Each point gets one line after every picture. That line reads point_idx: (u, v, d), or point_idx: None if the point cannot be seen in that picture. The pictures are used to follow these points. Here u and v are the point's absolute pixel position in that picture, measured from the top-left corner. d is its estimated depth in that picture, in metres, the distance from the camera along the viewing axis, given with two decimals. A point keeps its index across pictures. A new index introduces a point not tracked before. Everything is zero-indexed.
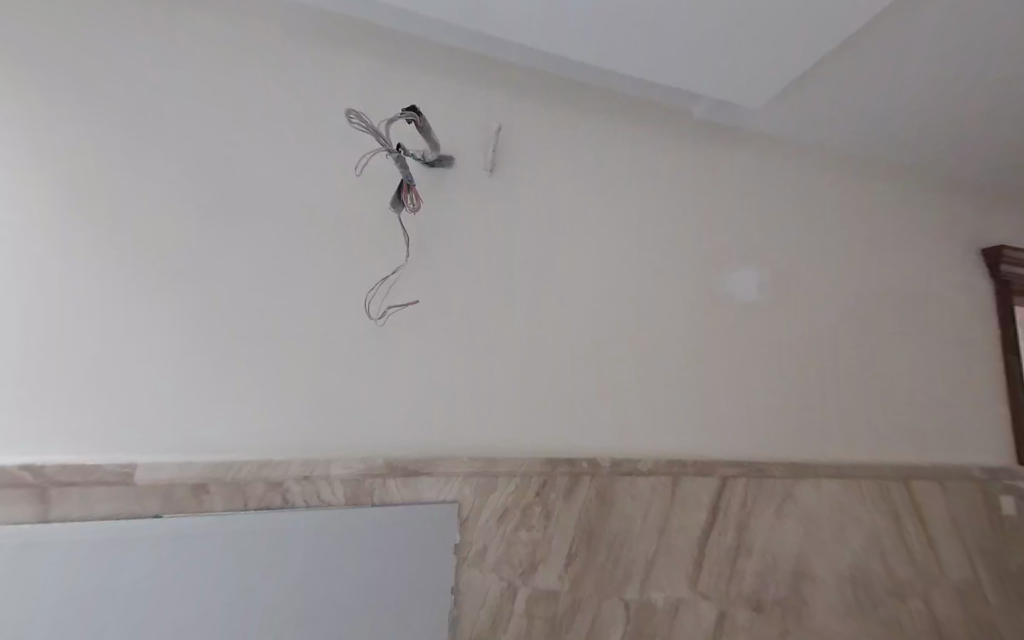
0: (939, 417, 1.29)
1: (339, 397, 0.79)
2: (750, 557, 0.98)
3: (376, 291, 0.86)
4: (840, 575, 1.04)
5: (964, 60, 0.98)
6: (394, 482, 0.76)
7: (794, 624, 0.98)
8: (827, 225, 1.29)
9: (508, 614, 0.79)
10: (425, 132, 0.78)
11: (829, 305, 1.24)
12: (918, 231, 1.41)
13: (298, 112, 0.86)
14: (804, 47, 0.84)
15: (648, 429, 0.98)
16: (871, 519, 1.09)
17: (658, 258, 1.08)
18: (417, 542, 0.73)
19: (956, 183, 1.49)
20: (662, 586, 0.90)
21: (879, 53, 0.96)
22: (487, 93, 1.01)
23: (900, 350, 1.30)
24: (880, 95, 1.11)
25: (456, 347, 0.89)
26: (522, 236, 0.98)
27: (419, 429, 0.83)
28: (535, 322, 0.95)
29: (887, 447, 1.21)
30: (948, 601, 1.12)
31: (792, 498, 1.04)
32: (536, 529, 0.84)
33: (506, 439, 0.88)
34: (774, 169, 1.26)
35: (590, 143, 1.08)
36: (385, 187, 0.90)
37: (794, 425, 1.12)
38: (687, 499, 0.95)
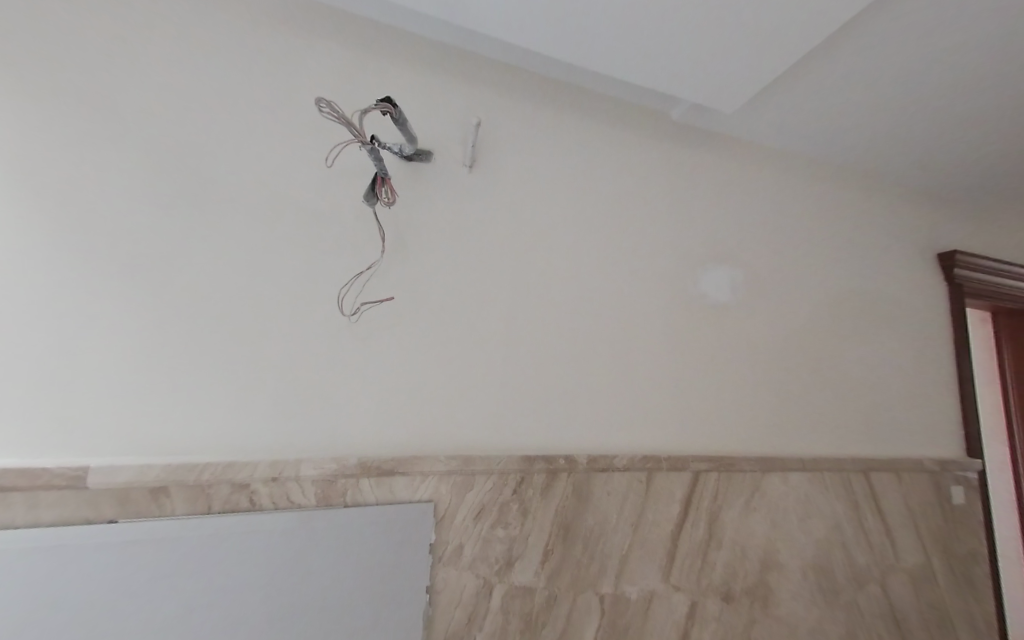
0: (896, 412, 1.37)
1: (310, 396, 0.77)
2: (721, 548, 1.01)
3: (350, 286, 0.84)
4: (804, 564, 1.08)
5: (922, 72, 1.02)
6: (367, 482, 0.74)
7: (761, 611, 1.01)
8: (795, 227, 1.34)
9: (484, 611, 0.79)
10: (401, 124, 0.76)
11: (797, 305, 1.29)
12: (880, 235, 1.48)
13: (267, 100, 0.83)
14: (775, 52, 0.86)
15: (623, 425, 1.00)
16: (834, 509, 1.14)
17: (635, 257, 1.10)
18: (391, 542, 0.72)
19: (915, 189, 1.57)
20: (636, 579, 0.92)
21: (845, 61, 1.00)
22: (465, 87, 1.00)
23: (862, 348, 1.36)
24: (846, 104, 1.15)
25: (432, 344, 0.88)
26: (500, 233, 0.98)
27: (394, 427, 0.82)
28: (513, 320, 0.95)
29: (849, 441, 1.27)
30: (902, 586, 1.19)
31: (760, 491, 1.08)
32: (513, 526, 0.84)
33: (483, 438, 0.88)
34: (747, 172, 1.30)
35: (569, 143, 1.08)
36: (359, 179, 0.87)
37: (763, 420, 1.17)
38: (661, 494, 0.98)
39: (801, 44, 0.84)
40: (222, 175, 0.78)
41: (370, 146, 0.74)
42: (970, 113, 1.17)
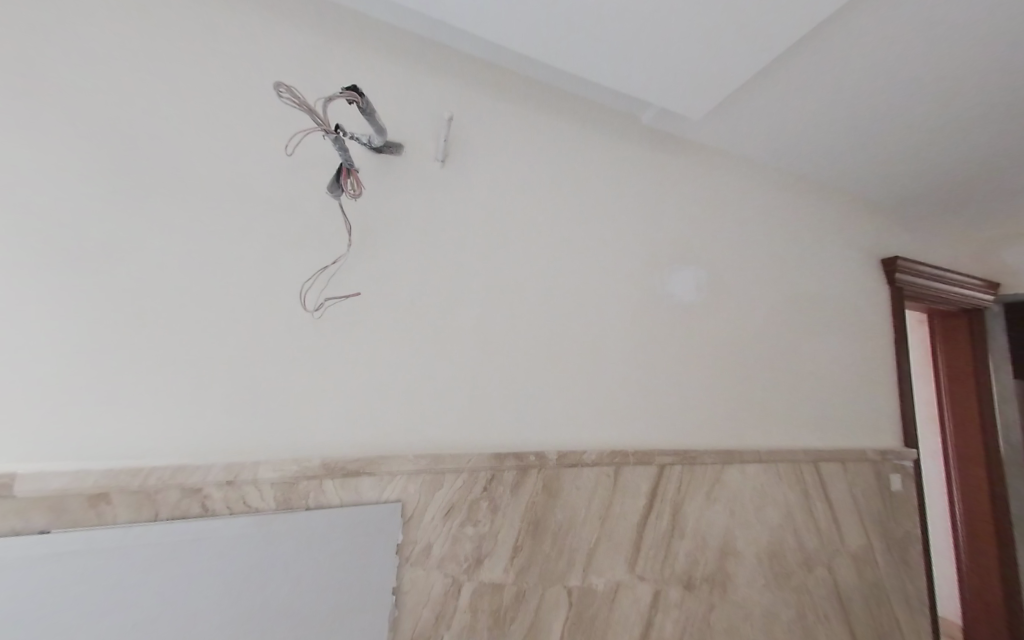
0: (843, 406, 1.46)
1: (270, 396, 0.74)
2: (683, 538, 1.05)
3: (314, 281, 0.81)
4: (759, 551, 1.14)
5: (870, 89, 1.09)
6: (331, 483, 0.72)
7: (720, 597, 1.06)
8: (756, 232, 1.40)
9: (452, 609, 0.79)
10: (368, 115, 0.74)
11: (756, 306, 1.35)
12: (831, 241, 1.57)
13: (224, 82, 0.79)
14: (738, 60, 0.89)
15: (593, 422, 1.02)
16: (787, 498, 1.22)
17: (605, 257, 1.12)
18: (356, 544, 0.71)
19: (864, 199, 1.68)
20: (603, 571, 0.94)
21: (803, 74, 1.05)
22: (437, 81, 0.98)
23: (814, 347, 1.45)
24: (803, 116, 1.22)
25: (401, 342, 0.86)
26: (472, 230, 0.97)
27: (360, 426, 0.80)
28: (484, 317, 0.95)
29: (801, 434, 1.35)
30: (846, 567, 1.28)
31: (721, 482, 1.13)
32: (482, 524, 0.84)
33: (453, 436, 0.87)
34: (712, 177, 1.35)
35: (542, 142, 1.09)
36: (324, 170, 0.84)
37: (724, 415, 1.22)
38: (628, 487, 1.00)
39: (762, 54, 0.87)
40: (173, 162, 0.73)
41: (334, 136, 0.71)
42: (911, 130, 1.26)
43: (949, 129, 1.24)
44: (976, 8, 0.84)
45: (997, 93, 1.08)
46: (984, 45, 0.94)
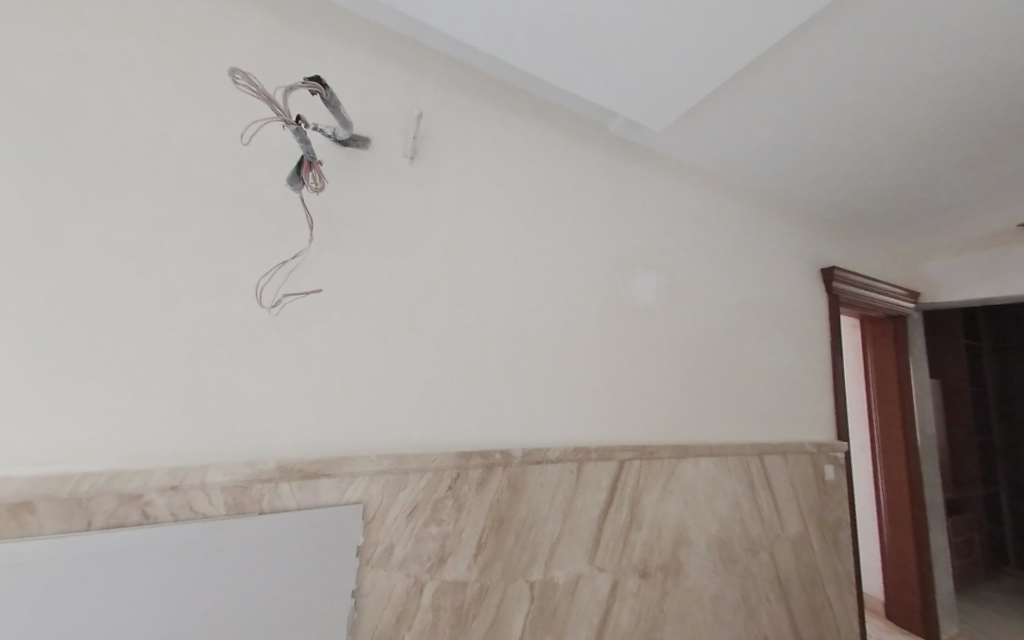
0: (785, 404, 1.59)
1: (221, 397, 0.71)
2: (640, 529, 1.10)
3: (272, 276, 0.77)
4: (709, 539, 1.22)
5: (813, 111, 1.19)
6: (288, 486, 0.70)
7: (673, 583, 1.13)
8: (711, 240, 1.49)
9: (414, 610, 0.78)
10: (332, 107, 0.71)
11: (710, 309, 1.44)
12: (778, 251, 1.70)
13: (174, 64, 0.74)
14: (697, 75, 0.94)
15: (557, 421, 1.05)
16: (735, 488, 1.31)
17: (571, 260, 1.15)
18: (314, 546, 0.69)
19: (808, 214, 1.82)
20: (564, 564, 0.97)
21: (755, 94, 1.12)
22: (406, 78, 0.97)
23: (761, 348, 1.56)
24: (756, 134, 1.30)
25: (365, 341, 0.85)
26: (440, 230, 0.97)
27: (320, 427, 0.78)
28: (451, 317, 0.95)
29: (748, 429, 1.45)
30: (786, 551, 1.39)
31: (676, 475, 1.19)
32: (446, 522, 0.84)
33: (417, 436, 0.87)
34: (673, 187, 1.42)
35: (512, 144, 1.10)
36: (284, 162, 0.81)
37: (679, 412, 1.29)
38: (590, 481, 1.04)
39: (720, 69, 0.93)
40: (114, 148, 0.68)
41: (295, 126, 0.69)
42: (847, 152, 1.38)
43: (879, 153, 1.37)
44: (901, 45, 0.94)
45: (918, 122, 1.21)
46: (907, 79, 1.05)
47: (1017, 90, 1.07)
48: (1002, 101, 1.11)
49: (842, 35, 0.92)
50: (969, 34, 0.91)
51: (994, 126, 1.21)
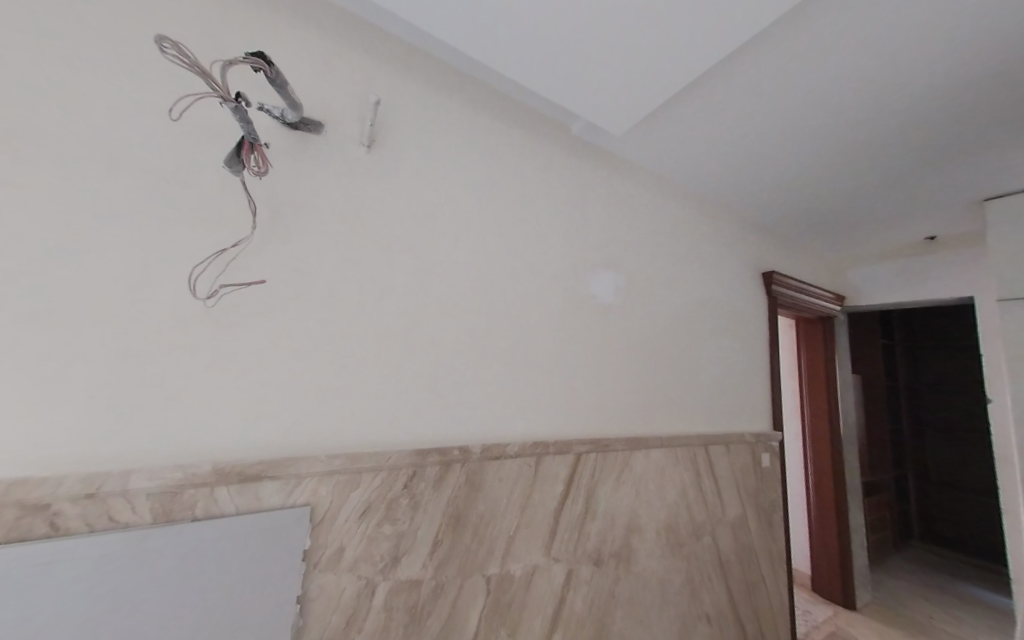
0: (729, 397, 1.71)
1: (150, 395, 0.65)
2: (595, 520, 1.14)
3: (208, 266, 0.72)
4: (659, 525, 1.29)
5: (757, 126, 1.27)
6: (226, 490, 0.66)
7: (624, 570, 1.18)
8: (665, 243, 1.56)
9: (365, 611, 0.77)
10: (278, 87, 0.67)
11: (663, 309, 1.51)
12: (726, 255, 1.82)
13: (94, 27, 0.66)
14: (652, 84, 0.99)
15: (515, 417, 1.06)
16: (682, 477, 1.39)
17: (532, 257, 1.17)
18: (256, 551, 0.66)
19: (753, 221, 1.96)
20: (520, 557, 0.98)
21: (704, 106, 1.19)
22: (365, 64, 0.93)
23: (708, 346, 1.66)
24: (707, 144, 1.38)
25: (315, 336, 0.81)
26: (398, 222, 0.94)
27: (264, 428, 0.74)
28: (409, 313, 0.93)
29: (695, 422, 1.54)
30: (727, 534, 1.49)
31: (628, 467, 1.24)
32: (401, 521, 0.82)
33: (372, 434, 0.84)
34: (630, 190, 1.47)
35: (474, 139, 1.09)
36: (224, 142, 0.75)
37: (633, 406, 1.35)
38: (547, 475, 1.06)
39: (677, 76, 0.96)
40: (19, 115, 0.60)
41: (234, 105, 0.63)
42: (787, 165, 1.49)
43: (814, 168, 1.50)
44: (827, 70, 1.04)
45: (845, 143, 1.34)
46: (833, 102, 1.15)
47: (928, 119, 1.20)
48: (910, 128, 1.25)
49: (785, 54, 0.99)
50: (891, 64, 1.01)
51: (909, 150, 1.35)
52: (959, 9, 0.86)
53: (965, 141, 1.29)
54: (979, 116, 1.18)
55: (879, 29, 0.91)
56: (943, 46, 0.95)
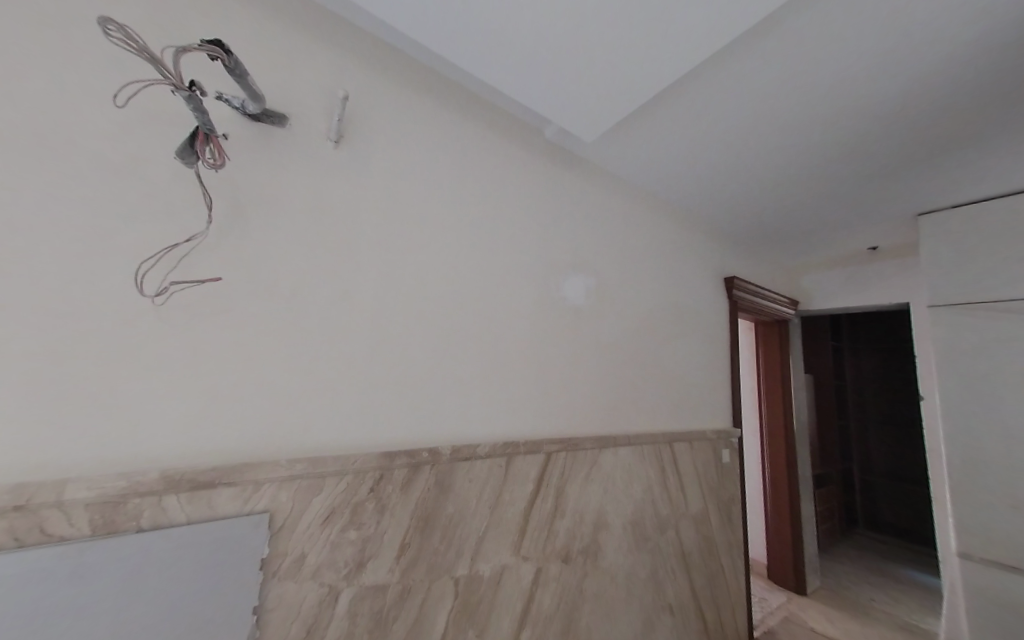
0: (693, 396, 1.78)
1: (90, 398, 0.61)
2: (564, 517, 1.16)
3: (158, 261, 0.68)
4: (625, 520, 1.33)
5: (717, 139, 1.34)
6: (175, 499, 0.63)
7: (591, 566, 1.20)
8: (633, 247, 1.62)
9: (327, 619, 0.75)
10: (237, 77, 0.64)
11: (631, 311, 1.56)
12: (691, 260, 1.90)
13: (31, 6, 0.62)
14: (620, 93, 1.02)
15: (486, 417, 1.07)
16: (648, 474, 1.44)
17: (503, 259, 1.18)
18: (208, 562, 0.63)
19: (716, 228, 2.06)
20: (490, 557, 0.99)
21: (669, 118, 1.24)
22: (334, 59, 0.91)
23: (673, 347, 1.73)
24: (674, 154, 1.43)
25: (278, 337, 0.78)
26: (365, 220, 0.92)
27: (219, 432, 0.70)
28: (378, 314, 0.91)
29: (660, 420, 1.60)
30: (689, 527, 1.56)
31: (597, 465, 1.28)
32: (367, 526, 0.81)
33: (337, 437, 0.82)
34: (600, 196, 1.51)
35: (446, 140, 1.09)
36: (177, 132, 0.71)
37: (602, 406, 1.39)
38: (518, 474, 1.07)
39: (646, 87, 1.00)
40: None
41: (188, 93, 0.60)
42: (747, 177, 1.58)
43: (770, 180, 1.59)
44: (780, 89, 1.11)
45: (797, 157, 1.43)
46: (786, 119, 1.23)
47: (871, 140, 1.31)
48: (854, 147, 1.35)
49: (744, 71, 1.05)
50: (835, 87, 1.09)
51: (854, 167, 1.46)
52: (896, 40, 0.94)
53: (901, 161, 1.41)
54: (914, 139, 1.29)
55: (827, 53, 0.98)
56: (884, 73, 1.03)
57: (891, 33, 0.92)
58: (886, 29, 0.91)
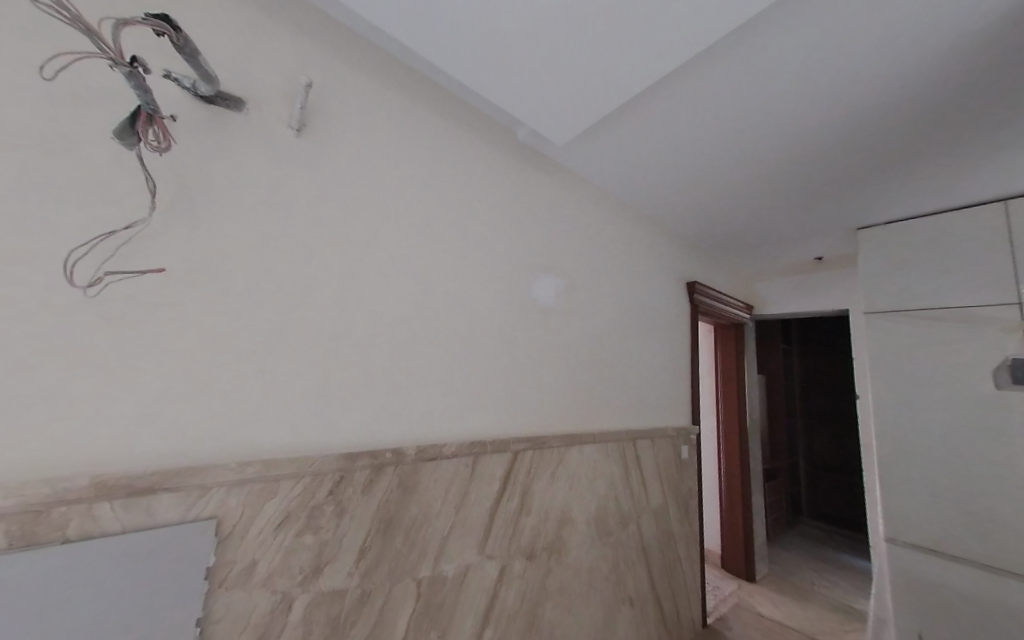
0: (656, 395, 1.85)
1: (6, 399, 0.56)
2: (530, 515, 1.17)
3: (91, 249, 0.62)
4: (589, 516, 1.36)
5: (681, 149, 1.40)
6: (108, 506, 0.58)
7: (555, 561, 1.23)
8: (600, 250, 1.66)
9: (280, 627, 0.72)
10: (186, 55, 0.60)
11: (598, 312, 1.60)
12: (655, 264, 1.97)
13: None
14: (589, 99, 1.04)
15: (453, 416, 1.06)
16: (612, 470, 1.48)
17: (472, 257, 1.17)
18: (144, 573, 0.59)
19: (679, 235, 2.15)
20: (454, 557, 0.98)
21: (636, 126, 1.29)
22: (298, 45, 0.88)
23: (637, 347, 1.79)
24: (640, 161, 1.48)
25: (231, 334, 0.74)
26: (328, 213, 0.89)
27: (160, 434, 0.66)
28: (341, 311, 0.89)
29: (624, 419, 1.65)
30: (650, 521, 1.62)
31: (563, 463, 1.30)
32: (324, 530, 0.78)
33: (292, 439, 0.79)
34: (570, 198, 1.54)
35: (415, 134, 1.07)
36: (116, 111, 0.66)
37: (569, 405, 1.41)
38: (484, 473, 1.07)
39: (614, 94, 1.02)
40: None
41: (129, 69, 0.56)
42: (707, 187, 1.66)
43: (728, 191, 1.68)
44: (736, 105, 1.17)
45: (753, 170, 1.52)
46: (741, 134, 1.31)
47: (819, 157, 1.41)
48: (802, 164, 1.45)
49: (705, 86, 1.10)
50: (785, 106, 1.16)
51: (803, 182, 1.57)
52: (836, 67, 1.02)
53: (843, 179, 1.54)
54: (854, 159, 1.41)
55: (778, 74, 1.05)
56: (828, 97, 1.12)
57: (835, 60, 0.99)
58: (833, 55, 0.98)
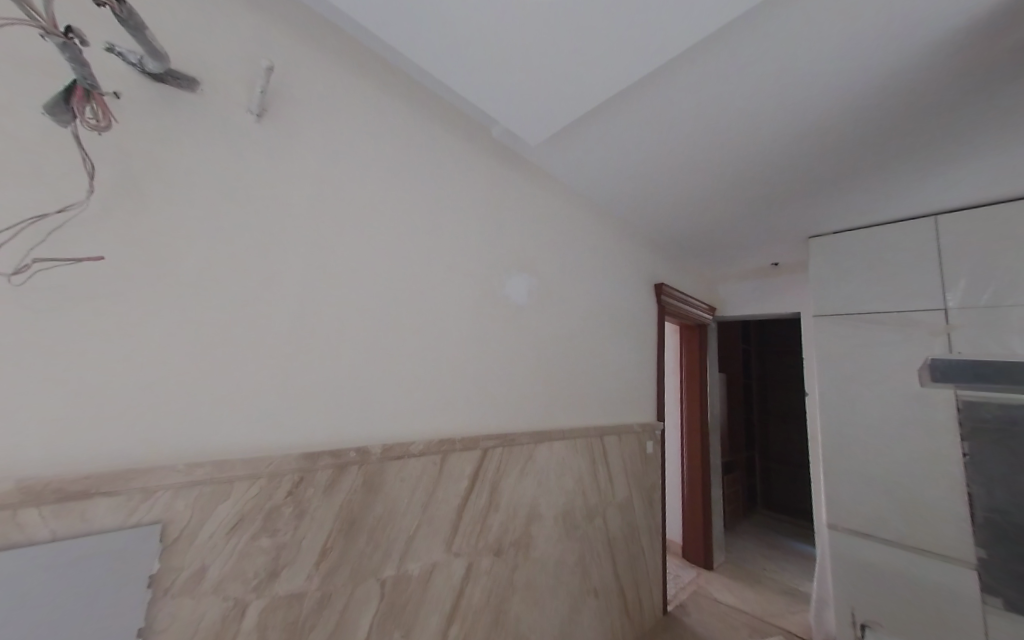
0: (622, 392, 1.91)
1: None
2: (497, 512, 1.18)
3: (18, 233, 0.57)
4: (556, 512, 1.39)
5: (649, 153, 1.45)
6: (35, 512, 0.54)
7: (522, 557, 1.24)
8: (571, 250, 1.69)
9: (232, 635, 0.69)
10: (129, 28, 0.56)
11: (567, 310, 1.63)
12: (624, 265, 2.02)
13: None
14: (561, 100, 1.06)
15: (420, 414, 1.06)
16: (579, 466, 1.51)
17: (442, 253, 1.17)
18: (78, 580, 0.55)
19: (648, 238, 2.22)
20: (419, 556, 0.97)
21: (606, 129, 1.32)
22: (261, 26, 0.84)
23: (605, 346, 1.83)
24: (610, 164, 1.52)
25: (180, 327, 0.70)
26: (290, 203, 0.86)
27: (96, 435, 0.61)
28: (303, 305, 0.86)
29: (592, 415, 1.69)
30: (615, 514, 1.67)
31: (531, 459, 1.32)
32: (282, 532, 0.75)
33: (248, 438, 0.76)
34: (542, 198, 1.56)
35: (385, 125, 1.05)
36: (50, 83, 0.61)
37: (539, 401, 1.43)
38: (452, 472, 1.07)
39: (585, 97, 1.05)
40: None
41: (63, 40, 0.52)
42: (674, 192, 1.73)
43: (693, 197, 1.76)
44: (700, 113, 1.23)
45: (716, 176, 1.59)
46: (705, 142, 1.37)
47: (776, 166, 1.49)
48: (760, 172, 1.54)
49: (670, 93, 1.15)
50: (744, 116, 1.23)
51: (761, 190, 1.67)
52: (788, 81, 1.09)
53: (795, 189, 1.64)
54: (806, 170, 1.51)
55: (737, 85, 1.11)
56: (781, 110, 1.20)
57: (787, 74, 1.06)
58: (788, 68, 1.05)
